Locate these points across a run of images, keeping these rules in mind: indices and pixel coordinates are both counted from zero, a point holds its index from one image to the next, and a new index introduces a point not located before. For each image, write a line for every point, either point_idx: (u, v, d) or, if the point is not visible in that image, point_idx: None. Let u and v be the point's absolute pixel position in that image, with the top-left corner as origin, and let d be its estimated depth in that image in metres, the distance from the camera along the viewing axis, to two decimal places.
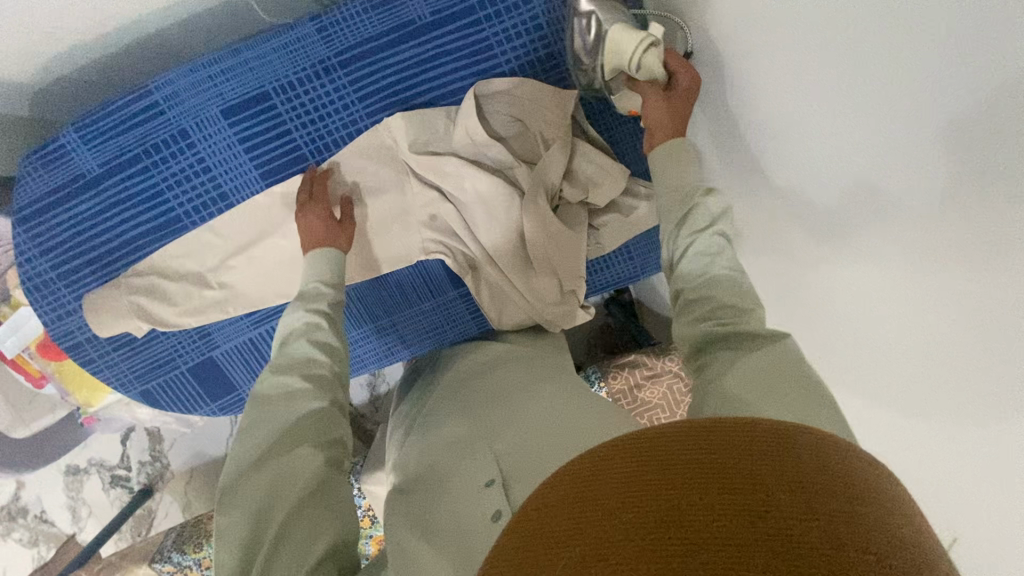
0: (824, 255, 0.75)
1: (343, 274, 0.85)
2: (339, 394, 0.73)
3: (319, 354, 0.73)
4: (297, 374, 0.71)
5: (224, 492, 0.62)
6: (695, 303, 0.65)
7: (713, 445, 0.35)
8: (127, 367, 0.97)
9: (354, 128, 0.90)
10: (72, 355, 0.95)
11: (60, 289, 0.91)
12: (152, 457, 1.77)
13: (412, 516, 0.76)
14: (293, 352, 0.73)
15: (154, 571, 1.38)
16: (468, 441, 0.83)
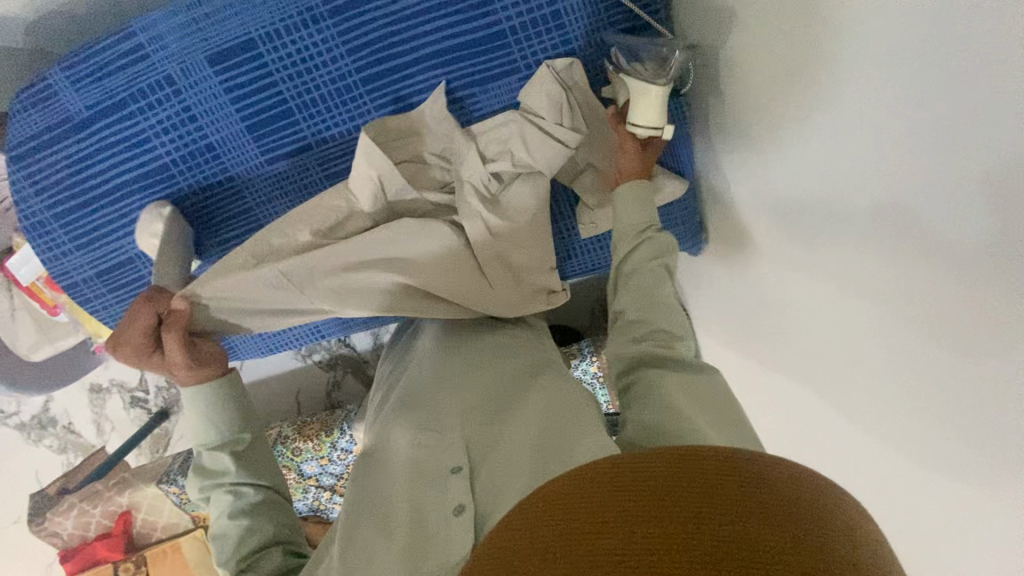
0: (825, 261, 0.69)
1: (235, 400, 0.83)
2: (268, 527, 0.78)
3: (237, 510, 0.78)
4: (230, 544, 0.76)
5: None
6: (634, 324, 0.70)
7: (621, 485, 0.39)
8: (122, 309, 0.99)
9: (342, 83, 0.85)
10: (70, 294, 0.98)
11: (56, 229, 0.93)
12: (167, 383, 1.86)
13: (380, 501, 0.85)
14: (221, 523, 0.78)
15: (160, 490, 1.48)
16: (436, 417, 0.93)
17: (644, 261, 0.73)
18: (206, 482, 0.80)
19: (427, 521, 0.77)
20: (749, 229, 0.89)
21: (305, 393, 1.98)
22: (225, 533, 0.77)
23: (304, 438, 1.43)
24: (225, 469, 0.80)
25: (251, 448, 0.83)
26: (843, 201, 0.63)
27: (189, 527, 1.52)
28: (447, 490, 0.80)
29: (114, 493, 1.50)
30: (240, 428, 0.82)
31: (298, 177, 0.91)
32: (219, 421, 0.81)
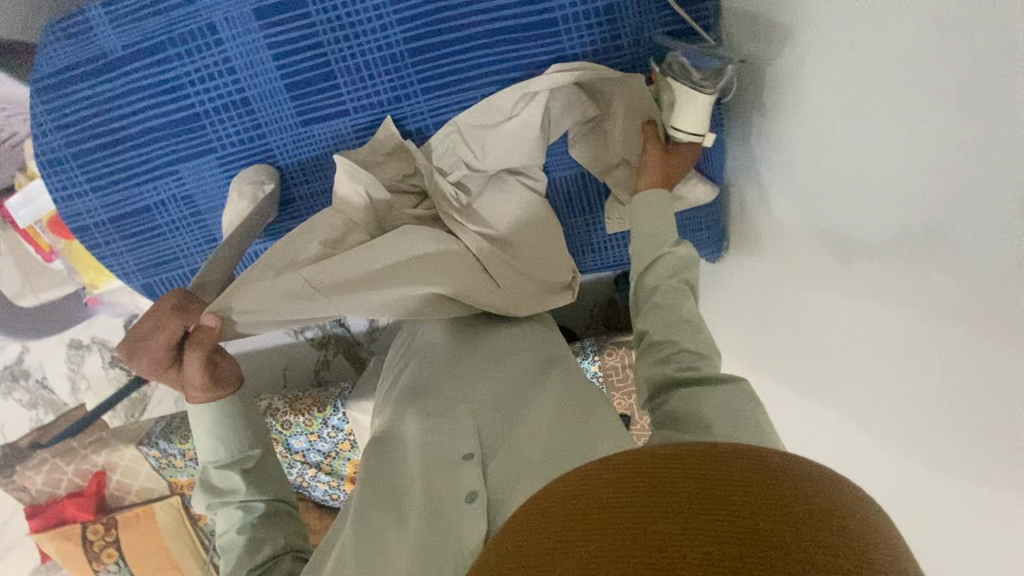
0: (843, 275, 0.71)
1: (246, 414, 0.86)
2: (276, 537, 0.82)
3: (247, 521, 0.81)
4: (241, 551, 0.79)
5: None
6: (660, 343, 0.69)
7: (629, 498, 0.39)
8: (131, 258, 0.97)
9: (388, 53, 0.84)
10: (80, 237, 0.95)
11: (73, 168, 0.90)
12: None
13: (395, 486, 0.87)
14: (230, 536, 0.81)
15: (140, 452, 1.44)
16: (446, 406, 0.94)
17: (664, 277, 0.73)
18: (215, 499, 0.83)
19: (439, 506, 0.79)
20: (771, 240, 0.90)
21: (293, 369, 1.95)
22: (233, 544, 0.80)
23: (295, 412, 1.41)
24: (236, 482, 0.84)
25: (260, 465, 0.86)
26: (865, 221, 0.66)
27: (165, 493, 1.48)
28: (460, 477, 0.82)
29: (90, 451, 1.46)
30: (250, 445, 0.85)
31: (331, 142, 0.90)
32: (231, 441, 0.84)
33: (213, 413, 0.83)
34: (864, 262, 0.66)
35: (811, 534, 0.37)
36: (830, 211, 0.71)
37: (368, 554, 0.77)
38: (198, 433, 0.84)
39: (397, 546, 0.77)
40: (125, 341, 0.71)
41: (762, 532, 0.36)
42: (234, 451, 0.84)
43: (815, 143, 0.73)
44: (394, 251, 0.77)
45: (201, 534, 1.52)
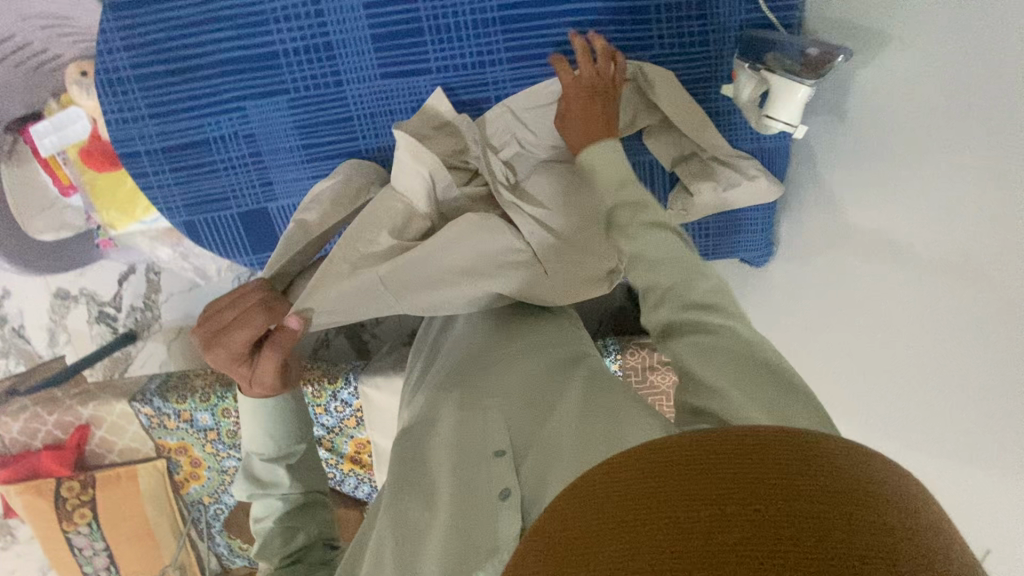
0: (907, 279, 0.74)
1: (300, 412, 0.86)
2: (313, 530, 0.83)
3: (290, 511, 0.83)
4: (278, 540, 0.80)
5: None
6: (650, 292, 0.65)
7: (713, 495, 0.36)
8: (178, 192, 0.92)
9: (481, 18, 0.85)
10: (127, 164, 0.91)
11: (134, 90, 0.87)
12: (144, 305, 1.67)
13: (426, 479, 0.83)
14: (268, 526, 0.82)
15: (131, 410, 1.37)
16: (472, 401, 0.89)
17: (640, 219, 0.66)
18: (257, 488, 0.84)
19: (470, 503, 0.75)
20: (823, 248, 0.93)
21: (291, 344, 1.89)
22: (269, 535, 0.81)
23: (304, 381, 1.36)
24: (277, 474, 0.84)
25: (304, 459, 0.87)
26: (946, 229, 0.68)
27: (151, 456, 1.40)
28: (493, 471, 0.77)
29: (76, 402, 1.37)
30: (296, 440, 0.85)
31: (409, 98, 0.89)
32: (282, 435, 0.84)
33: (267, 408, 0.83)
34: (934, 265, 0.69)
35: (875, 542, 0.34)
36: (902, 217, 0.75)
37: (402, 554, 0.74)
38: (247, 421, 0.84)
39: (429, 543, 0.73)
40: (212, 327, 0.72)
41: (827, 547, 0.33)
42: (279, 444, 0.84)
43: (894, 152, 0.76)
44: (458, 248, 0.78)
45: (181, 503, 1.45)
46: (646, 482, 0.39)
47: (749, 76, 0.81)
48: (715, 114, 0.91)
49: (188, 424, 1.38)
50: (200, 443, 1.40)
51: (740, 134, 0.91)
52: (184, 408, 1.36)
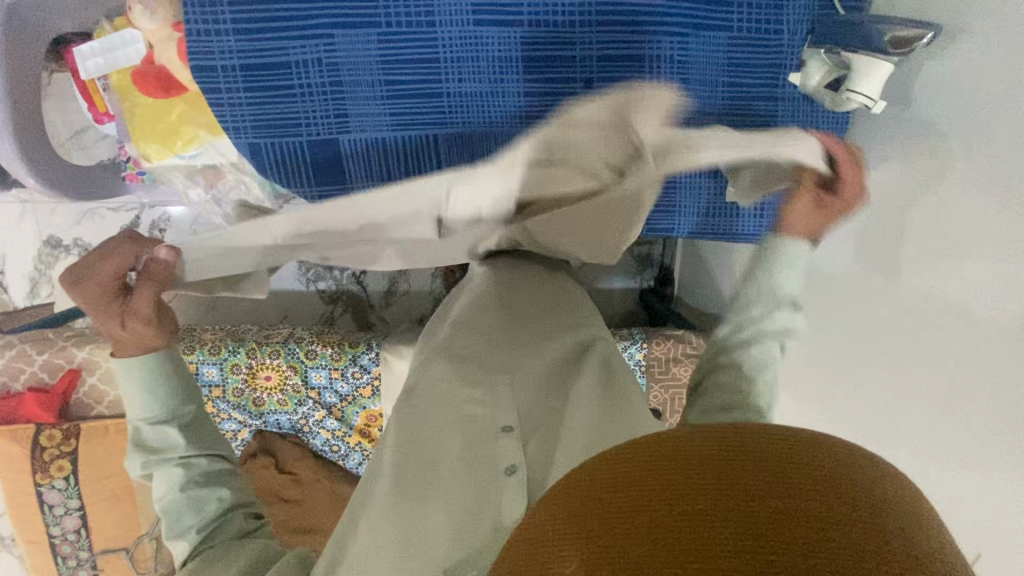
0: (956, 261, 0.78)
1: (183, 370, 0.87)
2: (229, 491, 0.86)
3: (209, 471, 0.86)
4: (194, 512, 0.82)
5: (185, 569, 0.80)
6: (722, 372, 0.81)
7: (721, 466, 0.44)
8: (249, 112, 0.90)
9: None
10: (200, 78, 0.88)
11: (222, 2, 0.86)
12: None
13: (428, 453, 0.84)
14: (179, 496, 0.83)
15: None
16: (482, 371, 0.92)
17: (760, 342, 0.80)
18: (151, 458, 0.84)
19: (474, 486, 0.79)
20: None
21: (293, 318, 1.83)
22: (177, 502, 0.82)
23: (324, 343, 1.32)
24: (171, 438, 0.85)
25: (196, 421, 0.88)
26: (1007, 216, 0.71)
27: None
28: (497, 451, 0.82)
29: (70, 344, 1.27)
30: (182, 403, 0.86)
31: (497, 46, 0.90)
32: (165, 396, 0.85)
33: (141, 376, 0.83)
34: (987, 245, 0.73)
35: (852, 513, 0.41)
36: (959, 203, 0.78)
37: (406, 529, 0.76)
38: (130, 392, 0.84)
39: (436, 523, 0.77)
40: (74, 275, 0.71)
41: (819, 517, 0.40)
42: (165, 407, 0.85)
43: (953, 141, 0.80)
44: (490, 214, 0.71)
45: None
46: (636, 465, 0.46)
47: (820, 64, 0.89)
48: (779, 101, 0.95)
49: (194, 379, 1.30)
50: None
51: (803, 119, 0.95)
52: (191, 360, 1.30)
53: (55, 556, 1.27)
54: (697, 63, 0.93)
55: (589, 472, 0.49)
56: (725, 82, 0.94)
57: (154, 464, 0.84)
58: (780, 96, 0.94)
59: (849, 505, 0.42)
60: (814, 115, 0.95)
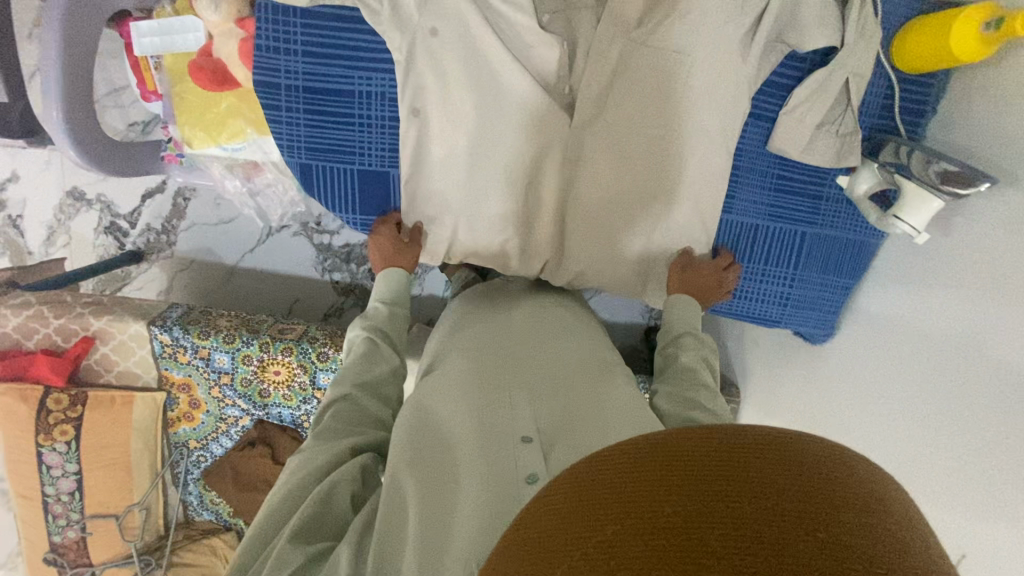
0: (947, 388, 0.81)
1: (397, 290, 0.95)
2: (381, 388, 0.86)
3: (386, 369, 0.87)
4: (376, 359, 0.87)
5: (373, 409, 0.83)
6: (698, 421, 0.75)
7: (733, 459, 0.37)
8: (306, 133, 0.91)
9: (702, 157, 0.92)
10: (262, 91, 0.89)
11: (295, 24, 0.86)
12: (160, 228, 1.76)
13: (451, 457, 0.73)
14: (356, 340, 0.89)
15: (145, 332, 1.29)
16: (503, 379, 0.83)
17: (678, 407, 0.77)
18: (379, 297, 0.94)
19: (482, 484, 0.68)
20: (868, 342, 0.97)
21: (301, 304, 1.82)
22: (354, 338, 0.90)
23: (337, 347, 1.31)
24: (342, 433, 0.78)
25: (376, 319, 0.92)
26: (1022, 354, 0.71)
27: (152, 386, 1.34)
28: (517, 459, 0.70)
29: (87, 312, 1.29)
30: (372, 428, 0.82)
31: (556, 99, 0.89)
32: (366, 347, 0.87)
33: (386, 279, 0.95)
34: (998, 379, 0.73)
35: (875, 531, 0.34)
36: (969, 331, 0.79)
37: (427, 528, 0.65)
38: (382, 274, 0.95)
39: (452, 514, 0.66)
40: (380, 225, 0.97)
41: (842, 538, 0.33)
42: (394, 347, 0.90)
43: (980, 266, 0.79)
44: (579, 234, 0.95)
45: (165, 444, 1.39)
46: (643, 462, 0.38)
47: (870, 174, 0.89)
48: (823, 198, 0.97)
49: (203, 363, 1.32)
50: (206, 385, 1.34)
51: (840, 221, 0.97)
52: (204, 345, 1.30)
53: (45, 513, 1.30)
54: (747, 151, 0.94)
55: (606, 468, 0.40)
56: (774, 174, 0.96)
57: (322, 444, 0.76)
58: (824, 195, 0.96)
59: (820, 484, 0.35)
60: (854, 220, 0.97)
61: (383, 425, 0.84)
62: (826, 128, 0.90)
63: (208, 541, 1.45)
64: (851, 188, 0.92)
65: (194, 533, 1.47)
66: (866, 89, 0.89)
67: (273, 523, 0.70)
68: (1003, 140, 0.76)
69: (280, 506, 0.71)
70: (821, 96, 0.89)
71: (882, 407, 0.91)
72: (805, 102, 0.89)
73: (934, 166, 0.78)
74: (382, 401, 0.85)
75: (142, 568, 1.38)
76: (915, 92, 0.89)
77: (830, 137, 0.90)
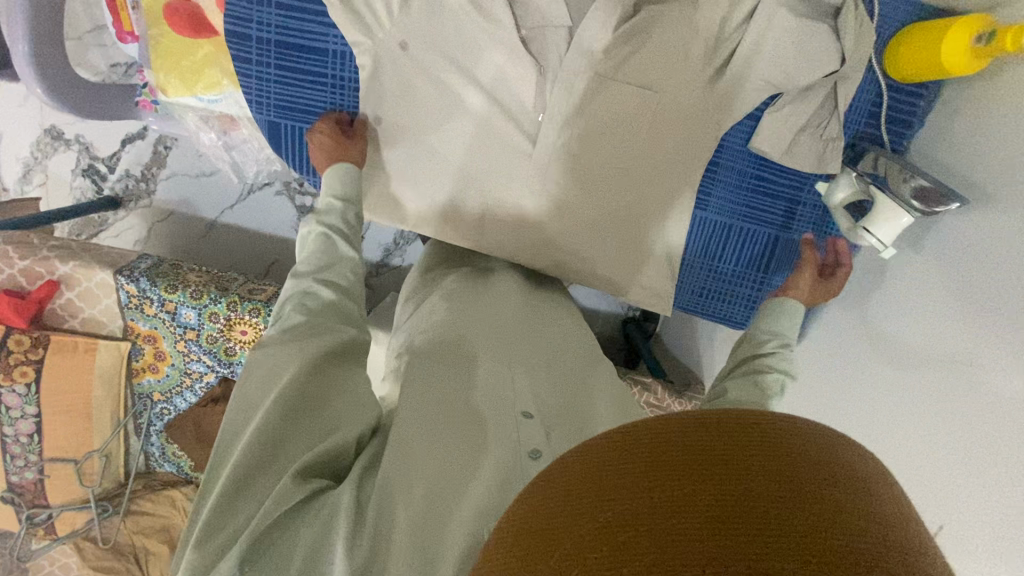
0: (903, 407, 0.81)
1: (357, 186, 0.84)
2: (346, 280, 0.76)
3: (350, 263, 0.77)
4: (334, 255, 0.77)
5: (338, 302, 0.73)
6: None
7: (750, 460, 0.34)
8: (276, 90, 0.89)
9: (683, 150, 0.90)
10: (234, 41, 0.86)
11: None
12: (140, 176, 1.72)
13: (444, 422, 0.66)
14: (309, 236, 0.79)
15: (112, 280, 1.27)
16: (496, 344, 0.77)
17: None
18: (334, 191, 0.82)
19: (490, 453, 0.62)
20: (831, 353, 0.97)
21: (280, 265, 1.80)
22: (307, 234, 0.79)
23: None
24: (301, 330, 0.69)
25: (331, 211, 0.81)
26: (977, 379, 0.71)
27: (118, 334, 1.33)
28: (517, 433, 0.65)
29: (54, 255, 1.26)
30: (340, 323, 0.72)
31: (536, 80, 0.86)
32: (323, 242, 0.78)
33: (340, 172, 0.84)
34: (948, 400, 0.74)
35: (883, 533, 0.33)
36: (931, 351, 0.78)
37: (436, 495, 0.59)
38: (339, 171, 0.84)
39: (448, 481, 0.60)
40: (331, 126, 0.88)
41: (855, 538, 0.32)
42: (354, 241, 0.80)
43: (943, 284, 0.78)
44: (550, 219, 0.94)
45: (129, 393, 1.39)
46: (665, 470, 0.34)
47: (848, 182, 0.88)
48: (799, 204, 0.95)
49: (169, 316, 1.30)
50: (172, 338, 1.33)
51: (817, 228, 0.96)
52: (171, 299, 1.29)
53: (4, 453, 1.30)
54: (727, 149, 0.92)
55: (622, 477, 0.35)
56: (753, 175, 0.94)
57: (282, 346, 0.67)
58: (802, 201, 0.94)
59: (837, 472, 0.35)
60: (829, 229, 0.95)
61: (353, 318, 0.74)
62: (809, 131, 0.88)
63: (167, 492, 1.46)
64: (828, 196, 0.90)
65: (154, 482, 1.48)
66: (853, 96, 0.87)
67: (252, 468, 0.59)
68: (979, 161, 0.75)
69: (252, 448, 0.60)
70: (806, 100, 0.86)
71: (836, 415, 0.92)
72: (791, 103, 0.86)
73: (907, 182, 0.77)
74: (347, 295, 0.75)
75: (100, 513, 1.40)
76: (900, 103, 0.87)
77: (813, 141, 0.88)
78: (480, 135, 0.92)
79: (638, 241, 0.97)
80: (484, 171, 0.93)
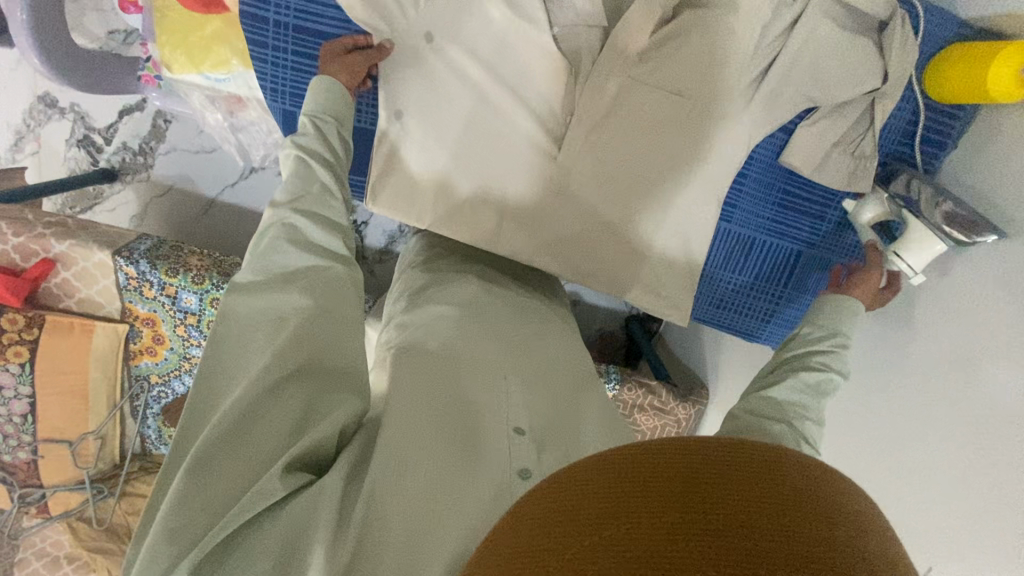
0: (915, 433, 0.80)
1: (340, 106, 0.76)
2: (326, 211, 0.68)
3: (332, 195, 0.69)
4: (314, 184, 0.69)
5: (318, 238, 0.66)
6: None
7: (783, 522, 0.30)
8: (292, 77, 0.85)
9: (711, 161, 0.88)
10: (250, 24, 0.82)
11: None
12: (137, 149, 1.66)
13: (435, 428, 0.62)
14: (287, 160, 0.70)
15: (110, 260, 1.23)
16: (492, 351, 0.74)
17: None
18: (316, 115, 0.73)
19: (481, 465, 0.59)
20: None
21: None
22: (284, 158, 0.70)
23: None
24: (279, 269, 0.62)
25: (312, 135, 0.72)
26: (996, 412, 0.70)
27: (115, 316, 1.29)
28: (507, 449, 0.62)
29: (50, 233, 1.22)
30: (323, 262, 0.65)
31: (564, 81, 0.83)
32: (301, 167, 0.69)
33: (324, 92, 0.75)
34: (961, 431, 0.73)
35: None
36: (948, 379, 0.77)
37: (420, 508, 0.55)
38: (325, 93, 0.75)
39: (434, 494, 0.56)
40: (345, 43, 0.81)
41: None
42: (336, 170, 0.72)
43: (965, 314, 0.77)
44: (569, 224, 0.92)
45: (125, 376, 1.36)
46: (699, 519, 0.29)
47: (877, 203, 0.86)
48: (824, 221, 0.93)
49: (169, 301, 1.27)
50: (171, 322, 1.30)
51: (838, 246, 0.94)
52: (172, 283, 1.25)
53: None
54: (756, 162, 0.90)
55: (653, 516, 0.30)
56: (780, 188, 0.92)
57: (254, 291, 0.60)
58: (827, 218, 0.93)
59: (855, 533, 0.32)
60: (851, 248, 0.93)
61: (339, 254, 0.67)
62: (842, 147, 0.86)
63: None
64: (855, 215, 0.88)
65: (149, 465, 1.47)
66: (889, 115, 0.85)
67: (226, 455, 0.53)
68: (1013, 190, 0.74)
69: (226, 433, 0.53)
70: (842, 116, 0.84)
71: (845, 435, 0.92)
72: (825, 118, 0.84)
73: (936, 209, 0.77)
74: (330, 227, 0.67)
75: (94, 494, 1.39)
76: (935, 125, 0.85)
77: (844, 158, 0.86)
78: (502, 135, 0.88)
79: (658, 251, 0.94)
80: (504, 172, 0.90)
